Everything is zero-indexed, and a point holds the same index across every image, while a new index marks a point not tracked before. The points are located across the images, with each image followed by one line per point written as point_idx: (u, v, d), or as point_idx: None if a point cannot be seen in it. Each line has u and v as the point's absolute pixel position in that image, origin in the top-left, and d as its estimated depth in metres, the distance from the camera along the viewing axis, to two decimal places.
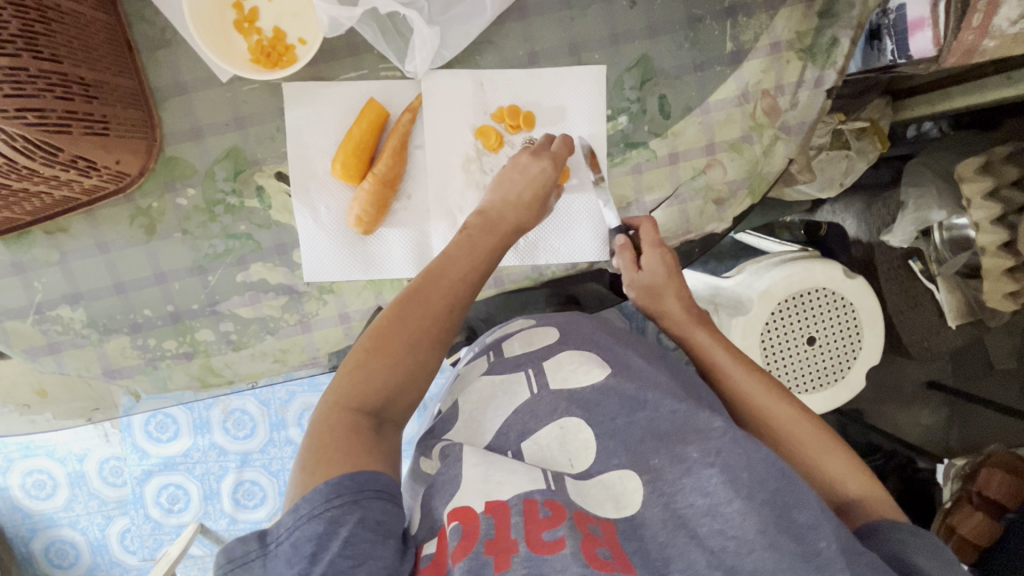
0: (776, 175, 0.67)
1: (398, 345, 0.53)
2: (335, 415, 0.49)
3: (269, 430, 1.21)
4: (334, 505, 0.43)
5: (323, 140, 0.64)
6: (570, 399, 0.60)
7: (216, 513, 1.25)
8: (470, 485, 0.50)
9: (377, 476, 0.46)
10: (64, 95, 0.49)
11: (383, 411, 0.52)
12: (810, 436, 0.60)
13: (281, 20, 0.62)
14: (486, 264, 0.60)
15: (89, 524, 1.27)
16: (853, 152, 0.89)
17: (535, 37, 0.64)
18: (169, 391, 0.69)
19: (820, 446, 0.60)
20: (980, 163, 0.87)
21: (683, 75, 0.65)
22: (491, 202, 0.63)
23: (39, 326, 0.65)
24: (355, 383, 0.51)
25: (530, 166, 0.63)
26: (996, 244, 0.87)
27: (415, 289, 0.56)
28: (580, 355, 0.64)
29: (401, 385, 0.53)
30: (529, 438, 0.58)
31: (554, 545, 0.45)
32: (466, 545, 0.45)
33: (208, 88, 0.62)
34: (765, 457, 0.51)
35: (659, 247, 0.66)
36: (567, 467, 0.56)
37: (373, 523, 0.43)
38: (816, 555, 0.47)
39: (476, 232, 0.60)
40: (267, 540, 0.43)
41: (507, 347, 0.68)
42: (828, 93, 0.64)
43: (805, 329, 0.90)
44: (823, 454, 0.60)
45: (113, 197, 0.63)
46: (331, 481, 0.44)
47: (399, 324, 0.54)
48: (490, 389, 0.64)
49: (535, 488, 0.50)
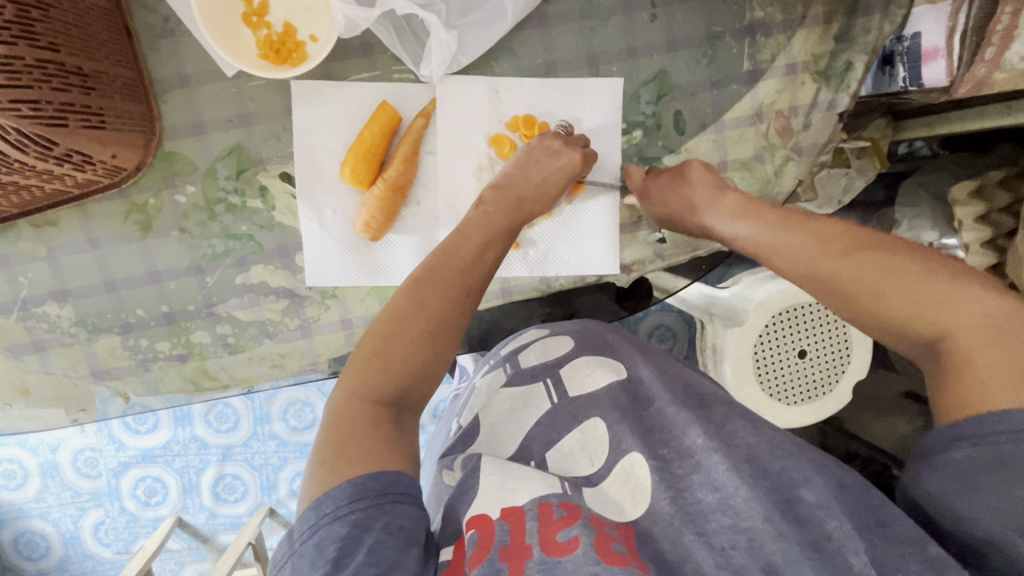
0: (786, 196, 0.67)
1: (418, 330, 0.52)
2: (352, 407, 0.47)
3: (253, 425, 1.19)
4: (358, 508, 0.42)
5: (332, 142, 0.62)
6: (590, 404, 0.60)
7: (194, 507, 1.22)
8: (486, 493, 0.50)
9: (400, 478, 0.45)
10: (61, 86, 0.47)
11: (402, 401, 0.50)
12: (862, 288, 0.53)
13: (291, 15, 0.60)
14: (502, 243, 0.59)
15: (61, 516, 1.23)
16: (853, 170, 0.90)
17: (553, 45, 0.63)
18: (160, 393, 0.66)
19: (900, 284, 0.52)
20: (973, 186, 0.90)
21: (699, 92, 0.64)
22: (509, 179, 0.62)
23: (23, 323, 0.62)
24: (374, 371, 0.50)
25: (560, 153, 0.62)
26: (984, 266, 0.90)
27: (429, 269, 0.55)
28: (596, 360, 0.64)
29: (424, 366, 0.51)
30: (552, 447, 0.59)
31: (567, 545, 0.45)
32: (481, 552, 0.46)
33: (213, 83, 0.60)
34: (767, 439, 0.55)
35: (708, 171, 0.63)
36: (588, 467, 0.57)
37: (396, 529, 0.43)
38: (825, 540, 0.48)
39: (491, 208, 0.60)
40: (293, 539, 0.43)
41: (523, 358, 0.66)
42: (841, 115, 0.65)
43: (797, 342, 0.97)
44: (906, 291, 0.51)
45: (107, 190, 0.60)
46: (354, 480, 0.43)
47: (417, 308, 0.52)
48: (509, 403, 0.63)
49: (550, 491, 0.50)
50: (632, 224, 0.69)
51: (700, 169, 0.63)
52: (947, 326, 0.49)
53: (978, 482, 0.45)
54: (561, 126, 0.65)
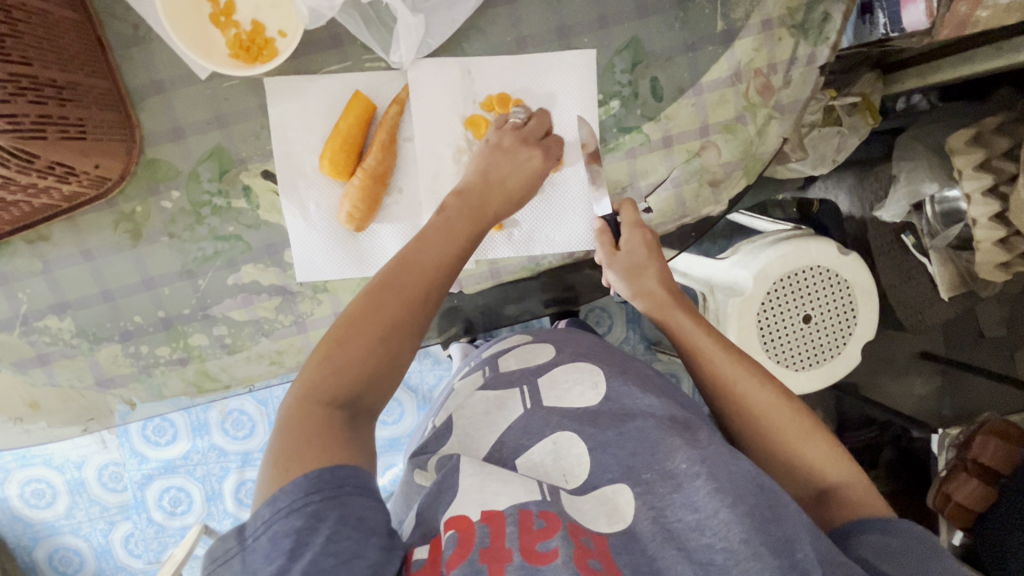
0: (771, 155, 0.66)
1: (372, 334, 0.52)
2: (305, 409, 0.48)
3: (268, 430, 1.21)
4: (314, 500, 0.43)
5: (310, 137, 0.62)
6: (564, 413, 0.64)
7: (219, 514, 1.24)
8: (467, 495, 0.54)
9: (357, 472, 0.46)
10: (36, 99, 0.47)
11: (356, 403, 0.51)
12: (768, 399, 0.64)
13: (259, 13, 0.60)
14: (460, 249, 0.59)
15: (91, 531, 1.27)
16: (845, 127, 0.89)
17: (522, 22, 0.62)
18: (165, 397, 0.68)
19: (798, 433, 0.63)
20: (970, 135, 0.89)
21: (674, 56, 0.64)
22: (470, 182, 0.63)
23: (26, 338, 0.64)
24: (326, 373, 0.50)
25: (519, 153, 0.64)
26: (987, 215, 0.87)
27: (386, 277, 0.56)
28: (573, 371, 0.68)
29: (375, 372, 0.52)
30: (524, 454, 0.61)
31: (546, 555, 0.49)
32: (461, 552, 0.49)
33: (187, 87, 0.60)
34: (747, 471, 0.55)
35: (640, 228, 0.66)
36: (562, 481, 0.59)
37: (355, 520, 0.44)
38: (795, 566, 0.50)
39: (455, 214, 0.60)
40: (245, 535, 0.44)
41: (502, 363, 0.72)
42: (822, 69, 0.63)
43: (802, 308, 0.95)
44: (807, 443, 0.63)
45: (94, 202, 0.61)
46: (310, 475, 0.44)
47: (373, 313, 0.53)
48: (484, 405, 0.67)
49: (530, 498, 0.53)
50: (617, 194, 0.67)
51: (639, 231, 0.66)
52: (838, 479, 0.62)
53: (902, 547, 0.54)
54: (518, 112, 0.65)
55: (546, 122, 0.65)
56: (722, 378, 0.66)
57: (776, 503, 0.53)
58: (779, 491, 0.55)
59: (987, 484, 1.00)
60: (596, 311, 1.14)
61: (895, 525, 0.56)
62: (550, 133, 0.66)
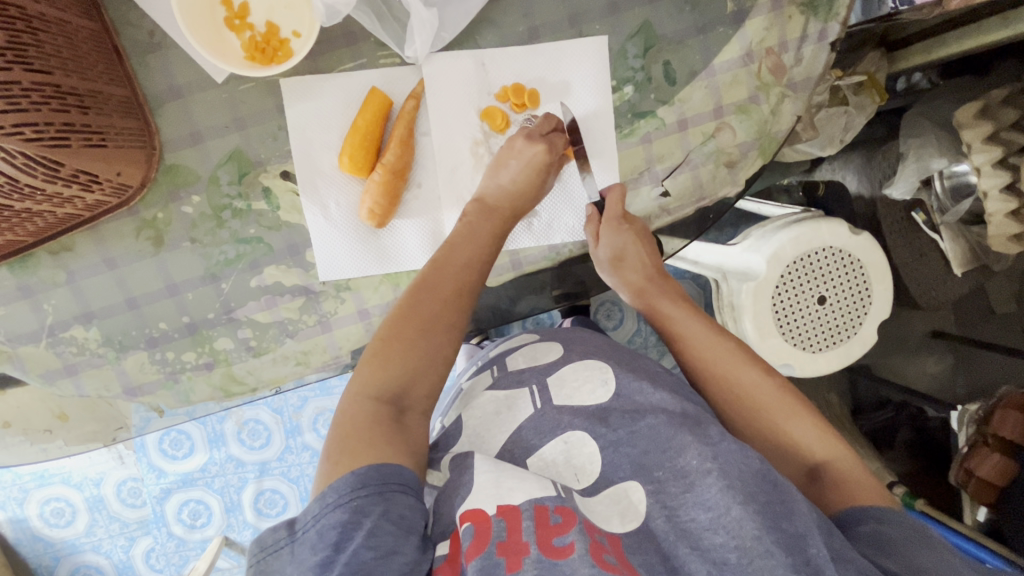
0: (786, 133, 0.66)
1: (412, 331, 0.57)
2: (355, 405, 0.53)
3: (285, 438, 1.21)
4: (359, 495, 0.46)
5: (328, 135, 0.63)
6: (575, 413, 0.63)
7: (239, 525, 1.23)
8: (482, 490, 0.53)
9: (401, 470, 0.48)
10: (61, 107, 0.48)
11: (401, 398, 0.55)
12: (750, 381, 0.66)
13: (272, 14, 0.61)
14: (490, 248, 0.62)
15: (112, 547, 1.26)
16: (852, 107, 0.89)
17: (534, 11, 0.63)
18: (192, 404, 0.67)
19: (784, 412, 0.65)
20: (977, 109, 0.89)
21: (686, 40, 0.64)
22: (486, 189, 0.66)
23: (53, 349, 0.64)
24: (374, 373, 0.55)
25: (525, 150, 0.66)
26: (998, 187, 0.87)
27: (422, 279, 0.60)
28: (583, 369, 0.67)
29: (417, 367, 0.56)
30: (535, 454, 0.61)
31: (563, 550, 0.48)
32: (478, 545, 0.48)
33: (204, 91, 0.61)
34: (756, 470, 0.55)
35: (620, 224, 0.67)
36: (574, 481, 0.60)
37: (395, 516, 0.46)
38: (808, 563, 0.49)
39: (475, 219, 0.63)
40: (295, 527, 0.46)
41: (512, 363, 0.72)
42: (832, 46, 0.63)
43: (817, 289, 0.95)
44: (791, 422, 0.64)
45: (116, 210, 0.61)
46: (357, 471, 0.47)
47: (412, 312, 0.58)
48: (494, 405, 0.67)
49: (546, 494, 0.53)
50: (635, 177, 0.67)
51: (618, 229, 0.67)
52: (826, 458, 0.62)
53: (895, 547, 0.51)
54: (529, 120, 0.67)
55: (553, 119, 0.67)
56: (704, 361, 0.69)
57: (787, 501, 0.53)
58: (790, 488, 0.55)
59: (1012, 458, 0.98)
60: (606, 305, 1.14)
61: (884, 515, 0.55)
62: (557, 128, 0.67)
